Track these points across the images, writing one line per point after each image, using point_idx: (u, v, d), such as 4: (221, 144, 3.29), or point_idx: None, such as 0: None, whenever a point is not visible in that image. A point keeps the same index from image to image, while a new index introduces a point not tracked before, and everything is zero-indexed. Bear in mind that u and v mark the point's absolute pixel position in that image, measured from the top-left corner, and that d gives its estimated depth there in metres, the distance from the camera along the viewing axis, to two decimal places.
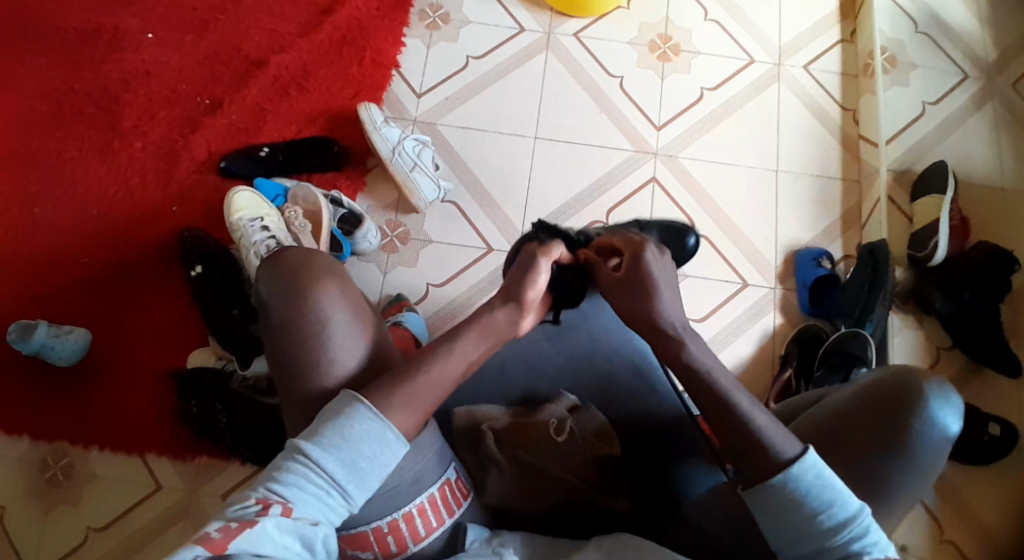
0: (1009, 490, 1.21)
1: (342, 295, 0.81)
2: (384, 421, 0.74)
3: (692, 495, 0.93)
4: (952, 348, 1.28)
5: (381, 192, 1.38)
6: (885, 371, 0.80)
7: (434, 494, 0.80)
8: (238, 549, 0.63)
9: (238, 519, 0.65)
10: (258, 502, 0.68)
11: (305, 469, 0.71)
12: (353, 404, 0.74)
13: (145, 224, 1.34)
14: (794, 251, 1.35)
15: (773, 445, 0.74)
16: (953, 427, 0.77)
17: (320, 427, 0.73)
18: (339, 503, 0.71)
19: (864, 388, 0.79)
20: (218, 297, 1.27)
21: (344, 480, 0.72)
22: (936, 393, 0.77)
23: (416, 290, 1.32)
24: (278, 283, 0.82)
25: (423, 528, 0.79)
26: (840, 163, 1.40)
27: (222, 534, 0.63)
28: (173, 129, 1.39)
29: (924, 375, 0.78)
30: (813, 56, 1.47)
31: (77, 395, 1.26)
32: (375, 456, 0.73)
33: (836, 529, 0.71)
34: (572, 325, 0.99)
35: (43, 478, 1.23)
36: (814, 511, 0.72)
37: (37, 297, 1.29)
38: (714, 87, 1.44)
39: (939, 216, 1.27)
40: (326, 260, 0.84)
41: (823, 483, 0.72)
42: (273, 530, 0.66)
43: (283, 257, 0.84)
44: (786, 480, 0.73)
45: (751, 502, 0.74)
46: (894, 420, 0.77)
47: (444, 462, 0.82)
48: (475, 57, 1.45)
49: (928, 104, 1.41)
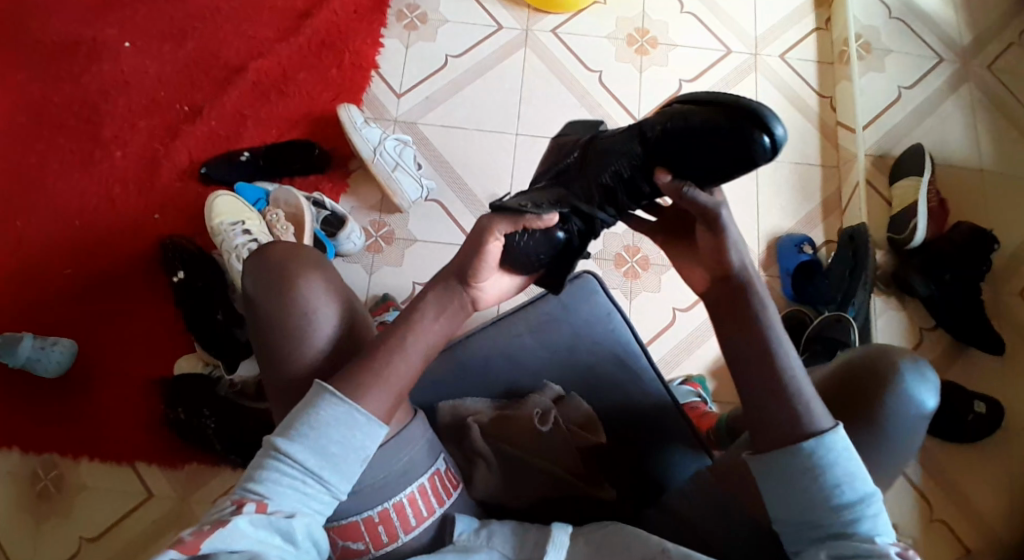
0: (996, 468, 1.23)
1: (327, 289, 0.83)
2: (351, 403, 0.73)
3: (676, 481, 0.95)
4: (935, 327, 1.29)
5: (364, 193, 1.38)
6: (864, 350, 0.84)
7: (424, 484, 0.81)
8: (213, 549, 0.63)
9: (212, 521, 0.66)
10: (233, 503, 0.69)
11: (277, 463, 0.71)
12: (318, 394, 0.73)
13: (128, 232, 1.34)
14: (777, 239, 1.35)
15: (807, 414, 0.73)
16: (930, 403, 0.81)
17: (290, 420, 0.73)
18: (319, 490, 0.72)
19: (843, 367, 0.84)
20: (203, 304, 1.28)
21: (317, 467, 0.71)
22: (911, 368, 0.81)
23: (402, 290, 1.33)
24: (263, 277, 0.83)
25: (414, 517, 0.80)
26: (819, 150, 1.41)
27: (194, 537, 0.64)
28: (152, 137, 1.39)
29: (900, 351, 0.83)
30: (788, 46, 1.48)
31: (64, 406, 1.26)
32: (346, 439, 0.73)
33: (853, 502, 0.72)
34: (553, 318, 1.00)
35: (34, 491, 1.23)
36: (833, 484, 0.72)
37: (22, 310, 1.29)
38: (692, 79, 1.45)
39: (916, 199, 1.29)
40: (311, 255, 0.85)
41: (849, 457, 0.72)
42: (247, 525, 0.66)
43: (270, 253, 0.85)
44: (817, 447, 0.72)
45: (760, 470, 0.75)
46: (870, 391, 0.81)
47: (435, 453, 0.83)
48: (454, 56, 1.45)
49: (904, 88, 1.42)
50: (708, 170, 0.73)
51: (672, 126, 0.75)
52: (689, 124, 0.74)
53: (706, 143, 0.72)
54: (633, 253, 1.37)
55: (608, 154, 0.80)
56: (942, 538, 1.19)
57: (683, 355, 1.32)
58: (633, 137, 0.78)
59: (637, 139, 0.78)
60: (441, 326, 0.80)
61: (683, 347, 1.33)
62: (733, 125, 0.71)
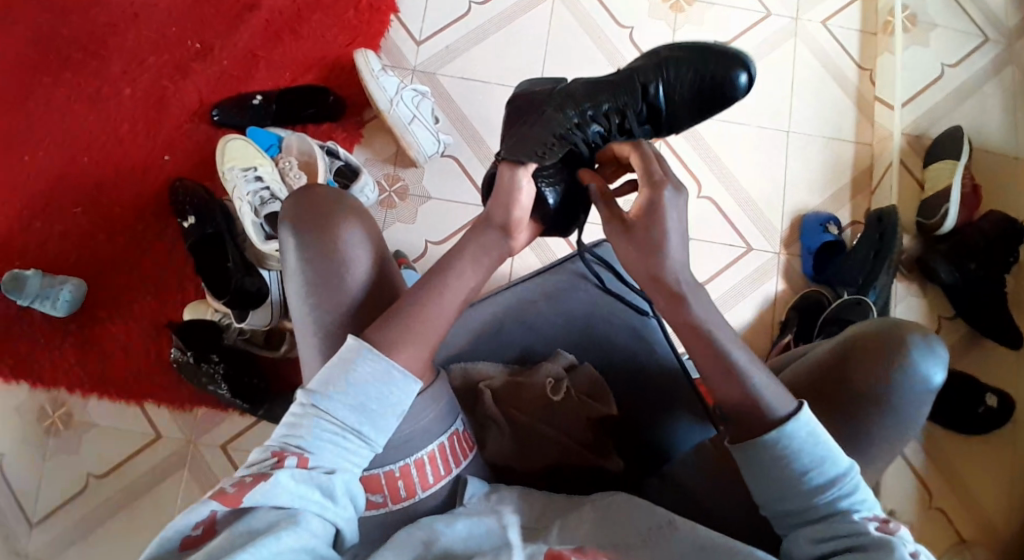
0: (1001, 461, 1.23)
1: (368, 238, 0.82)
2: (388, 361, 0.74)
3: (680, 450, 0.92)
4: (955, 318, 1.27)
5: (378, 146, 1.34)
6: (874, 327, 0.82)
7: (444, 443, 0.80)
8: (254, 503, 0.66)
9: (254, 473, 0.68)
10: (273, 456, 0.70)
11: (317, 417, 0.72)
12: (358, 351, 0.74)
13: (139, 173, 1.31)
14: (802, 215, 1.32)
15: (765, 403, 0.72)
16: (936, 377, 0.80)
17: (327, 375, 0.73)
18: (359, 445, 0.72)
19: (854, 344, 0.82)
20: (208, 248, 1.25)
21: (357, 423, 0.72)
22: (920, 344, 0.80)
23: (414, 247, 1.31)
24: (306, 221, 0.81)
25: (432, 475, 0.79)
26: (854, 125, 1.36)
27: (237, 487, 0.66)
28: (162, 74, 1.34)
29: (909, 327, 0.81)
30: (832, 11, 1.40)
31: (73, 345, 1.26)
32: (384, 396, 0.74)
33: (828, 485, 0.70)
34: (570, 286, 0.94)
35: (43, 426, 1.24)
36: (803, 471, 0.71)
37: (33, 247, 1.28)
38: (728, 41, 1.38)
39: (952, 181, 1.25)
40: (358, 206, 0.84)
41: (815, 442, 0.71)
42: (287, 481, 0.68)
43: (316, 197, 0.83)
44: (780, 438, 0.71)
45: (739, 459, 0.73)
46: (874, 370, 0.80)
47: (453, 413, 0.82)
48: (478, 3, 1.38)
49: (948, 66, 1.36)
50: (694, 116, 0.94)
51: (662, 71, 0.93)
52: (679, 74, 0.93)
53: (696, 78, 0.93)
54: None
55: (598, 85, 0.93)
56: (939, 527, 1.20)
57: None
58: (628, 76, 0.94)
59: (627, 79, 0.94)
60: (479, 279, 0.81)
61: None
62: (719, 70, 0.93)
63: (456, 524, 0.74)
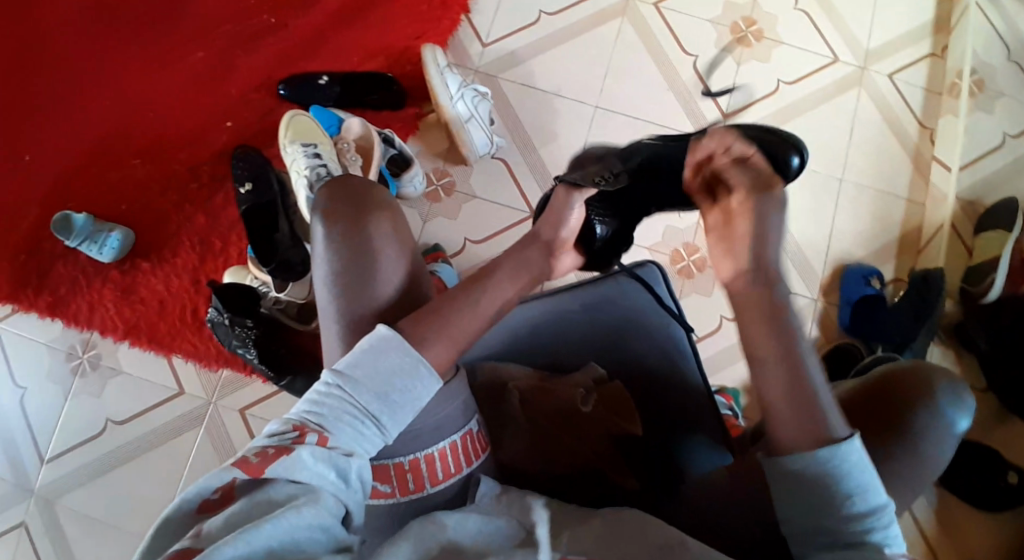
0: (1014, 541, 1.20)
1: (399, 235, 0.83)
2: (417, 356, 0.76)
3: (695, 469, 0.92)
4: (986, 391, 1.26)
5: (432, 140, 1.36)
6: (902, 370, 0.82)
7: (456, 441, 0.80)
8: (275, 475, 0.66)
9: (275, 444, 0.68)
10: (294, 429, 0.70)
11: (340, 398, 0.73)
12: (388, 342, 0.76)
13: (199, 134, 1.34)
14: (844, 265, 1.31)
15: (824, 421, 0.71)
16: (961, 424, 0.80)
17: (355, 360, 0.74)
18: (374, 432, 0.73)
19: (881, 389, 0.81)
20: (258, 214, 1.24)
21: (377, 410, 0.73)
22: (948, 391, 0.80)
23: (453, 243, 1.32)
24: (341, 212, 0.83)
25: (442, 471, 0.79)
26: (908, 182, 1.35)
27: (259, 458, 0.66)
28: (233, 41, 1.37)
29: (937, 375, 0.81)
30: (900, 65, 1.39)
31: (110, 291, 1.29)
32: (406, 389, 0.75)
33: (866, 514, 0.69)
34: (610, 297, 0.92)
35: (71, 365, 1.27)
36: (847, 493, 0.69)
37: (86, 190, 1.31)
38: (792, 81, 1.38)
39: (1001, 253, 1.24)
40: (391, 204, 0.86)
41: (863, 468, 0.70)
42: (310, 459, 0.68)
43: (353, 191, 0.85)
44: (833, 456, 0.69)
45: (773, 470, 0.72)
46: (905, 417, 0.79)
47: (469, 413, 0.82)
48: (548, 13, 1.40)
49: (1010, 137, 1.31)
50: None
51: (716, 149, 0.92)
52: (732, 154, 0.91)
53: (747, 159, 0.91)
54: (690, 251, 1.33)
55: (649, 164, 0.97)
56: None
57: (724, 363, 1.30)
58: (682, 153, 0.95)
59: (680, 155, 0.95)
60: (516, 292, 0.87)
61: (726, 353, 1.31)
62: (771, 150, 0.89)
63: (467, 523, 0.73)
